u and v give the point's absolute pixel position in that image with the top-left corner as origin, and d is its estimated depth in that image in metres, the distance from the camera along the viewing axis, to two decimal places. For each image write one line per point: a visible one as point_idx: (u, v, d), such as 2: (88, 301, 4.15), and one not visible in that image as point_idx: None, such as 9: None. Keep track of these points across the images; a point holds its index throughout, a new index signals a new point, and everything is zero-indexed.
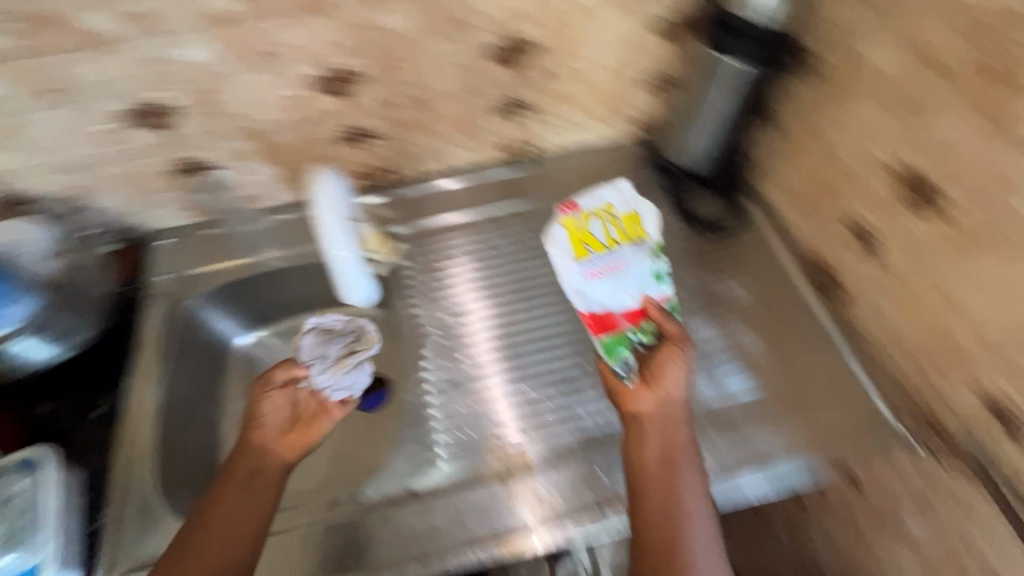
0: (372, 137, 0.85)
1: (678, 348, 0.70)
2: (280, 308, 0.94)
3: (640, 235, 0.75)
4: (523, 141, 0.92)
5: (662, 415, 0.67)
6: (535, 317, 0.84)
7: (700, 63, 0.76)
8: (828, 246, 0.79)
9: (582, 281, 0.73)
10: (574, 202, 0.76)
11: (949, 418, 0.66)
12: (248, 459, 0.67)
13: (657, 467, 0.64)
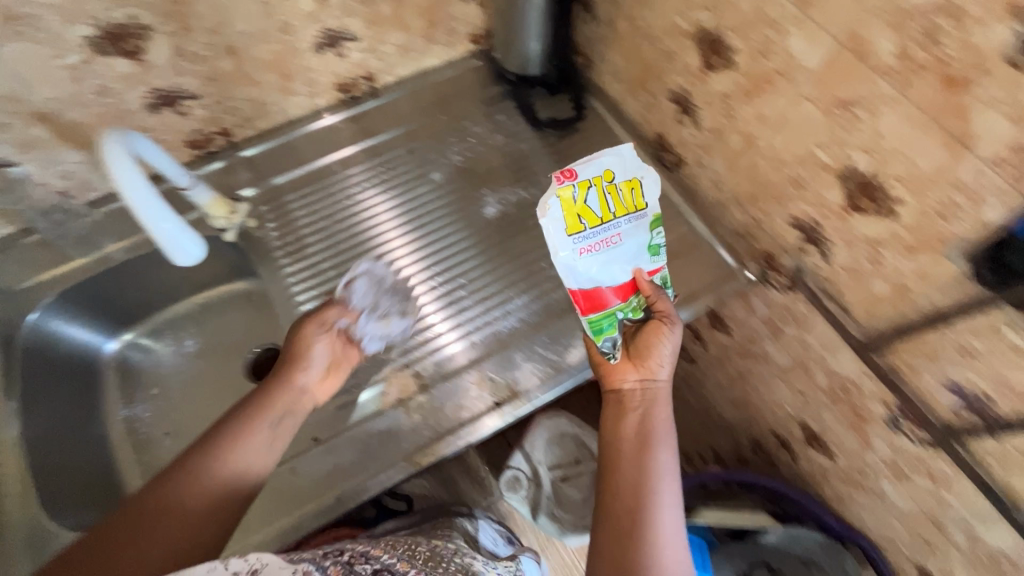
0: (185, 98, 0.78)
1: (664, 327, 0.66)
2: (148, 304, 0.89)
3: (637, 206, 0.66)
4: (355, 75, 0.89)
5: (642, 397, 0.65)
6: (412, 241, 0.82)
7: None
8: (657, 121, 0.83)
9: (572, 257, 0.64)
10: (571, 168, 0.63)
11: (779, 253, 0.73)
12: (285, 396, 0.62)
13: (633, 442, 0.62)
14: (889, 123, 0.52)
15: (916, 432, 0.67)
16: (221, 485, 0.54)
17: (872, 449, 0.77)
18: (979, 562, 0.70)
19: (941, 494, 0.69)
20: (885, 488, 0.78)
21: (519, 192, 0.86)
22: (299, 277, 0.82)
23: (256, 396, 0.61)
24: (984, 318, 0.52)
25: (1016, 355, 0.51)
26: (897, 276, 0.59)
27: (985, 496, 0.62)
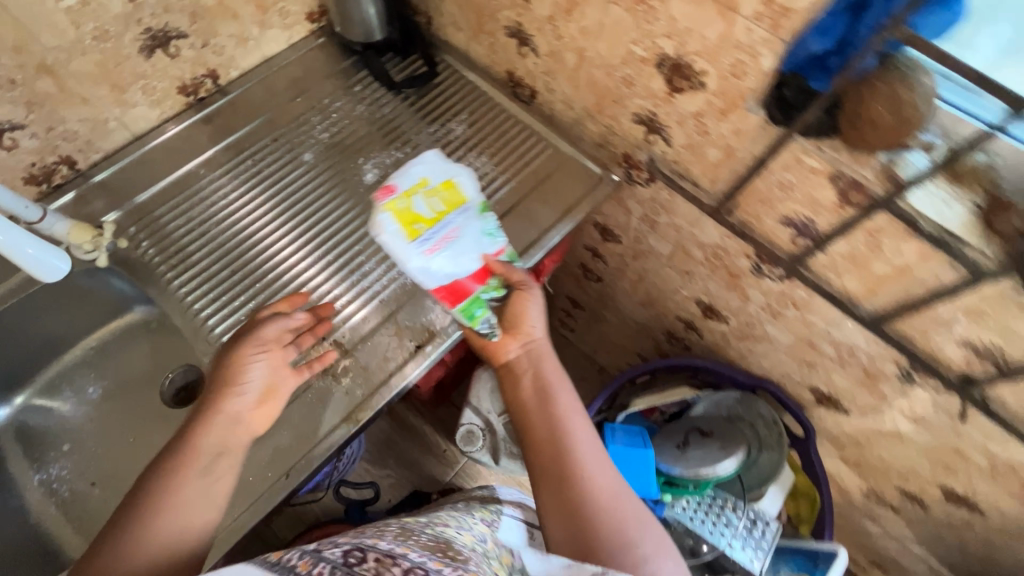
0: (9, 130, 0.72)
1: (524, 291, 0.74)
2: (31, 361, 0.83)
3: (461, 201, 0.71)
4: (196, 75, 0.86)
5: (527, 357, 0.73)
6: (303, 223, 0.83)
7: None
8: (503, 59, 0.89)
9: (423, 260, 0.67)
10: (390, 184, 0.68)
11: (634, 151, 0.82)
12: (216, 430, 0.60)
13: (534, 396, 0.70)
14: (679, 6, 0.60)
15: (773, 270, 0.79)
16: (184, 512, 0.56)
17: (750, 300, 0.89)
18: (845, 364, 0.84)
19: (805, 318, 0.83)
20: (769, 330, 0.92)
21: (393, 153, 0.88)
22: (190, 285, 0.79)
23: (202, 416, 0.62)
24: (788, 152, 0.63)
25: (816, 176, 0.63)
26: (722, 140, 0.69)
27: (832, 304, 0.75)
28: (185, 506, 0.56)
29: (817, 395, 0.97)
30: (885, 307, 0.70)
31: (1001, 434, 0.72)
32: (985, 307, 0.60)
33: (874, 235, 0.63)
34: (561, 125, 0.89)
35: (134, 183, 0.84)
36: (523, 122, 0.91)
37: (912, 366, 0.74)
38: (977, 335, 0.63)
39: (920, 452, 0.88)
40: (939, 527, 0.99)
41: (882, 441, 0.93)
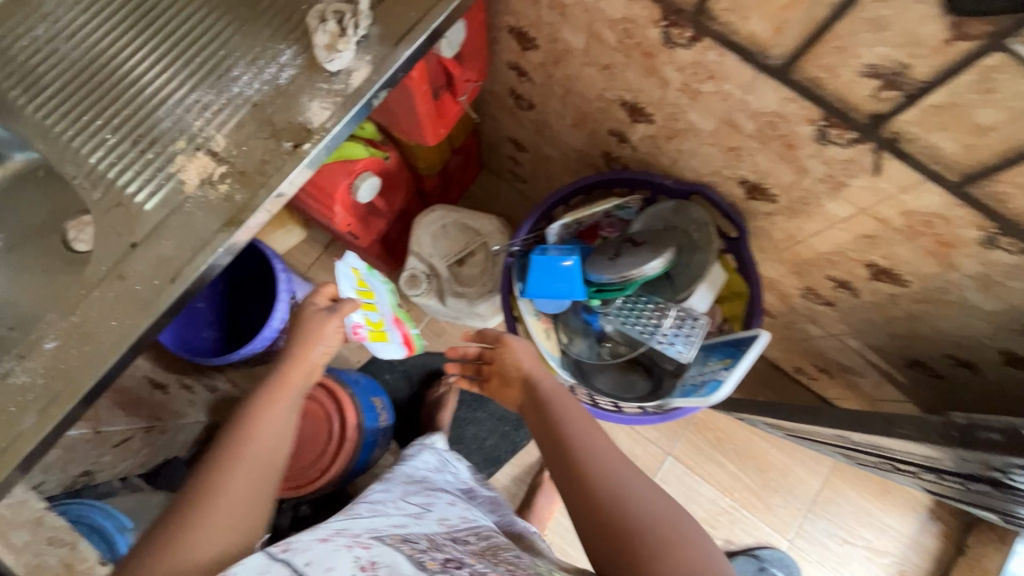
0: None
1: (503, 339, 0.93)
2: None
3: (370, 290, 0.97)
4: None
5: (528, 387, 0.88)
6: (159, 31, 0.74)
7: None
8: None
9: (396, 340, 0.99)
10: (349, 323, 0.88)
11: None
12: (301, 374, 0.80)
13: (540, 417, 0.82)
14: None
15: (683, 33, 0.72)
16: (264, 457, 0.68)
17: (669, 85, 0.83)
18: (767, 141, 0.80)
19: (721, 90, 0.77)
20: (692, 119, 0.86)
21: None
22: (46, 108, 0.72)
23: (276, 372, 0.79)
24: None
25: None
26: None
27: (741, 61, 0.69)
28: (268, 440, 0.70)
29: (746, 188, 0.93)
30: (792, 46, 0.64)
31: (912, 181, 0.69)
32: (885, 13, 0.54)
33: None
34: None
35: None
36: None
37: (825, 119, 0.69)
38: (881, 57, 0.58)
39: (842, 228, 0.87)
40: (868, 309, 1.01)
41: (810, 228, 0.92)
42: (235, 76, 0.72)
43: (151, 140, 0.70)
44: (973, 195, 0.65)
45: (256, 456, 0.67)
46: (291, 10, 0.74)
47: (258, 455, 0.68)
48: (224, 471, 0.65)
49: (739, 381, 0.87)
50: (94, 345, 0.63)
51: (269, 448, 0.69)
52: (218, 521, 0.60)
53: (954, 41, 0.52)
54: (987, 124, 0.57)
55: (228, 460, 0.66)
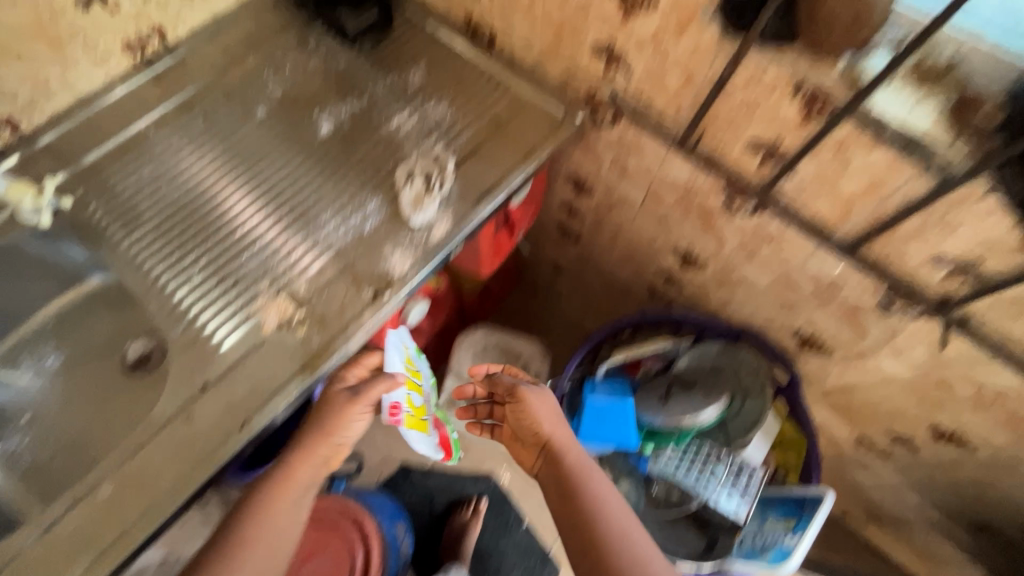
0: None
1: (517, 393, 0.81)
2: None
3: (420, 378, 0.90)
4: (140, 32, 0.83)
5: (548, 460, 0.77)
6: (256, 177, 0.79)
7: None
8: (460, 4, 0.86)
9: (433, 440, 0.87)
10: (390, 401, 0.79)
11: (598, 88, 0.79)
12: (308, 473, 0.72)
13: (565, 503, 0.73)
14: None
15: (745, 204, 0.76)
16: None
17: (725, 243, 0.87)
18: (825, 302, 0.82)
19: (781, 254, 0.80)
20: (746, 274, 0.89)
21: (349, 104, 0.86)
22: (139, 243, 0.76)
23: (284, 464, 0.72)
24: (749, 65, 0.61)
25: (776, 92, 0.61)
26: (681, 64, 0.66)
27: (804, 235, 0.73)
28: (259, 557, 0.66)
29: (799, 339, 0.94)
30: (858, 230, 0.67)
31: (982, 358, 0.70)
32: (957, 218, 0.58)
33: (841, 151, 0.61)
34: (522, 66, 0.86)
35: (80, 146, 0.81)
36: (479, 67, 0.88)
37: (891, 294, 0.71)
38: (952, 251, 0.61)
39: (903, 388, 0.86)
40: (929, 466, 0.97)
41: (867, 383, 0.91)
42: (322, 223, 0.76)
43: (235, 280, 0.72)
44: None
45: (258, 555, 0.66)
46: (379, 167, 0.80)
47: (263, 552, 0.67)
48: (232, 567, 0.65)
49: (808, 549, 0.84)
50: (149, 500, 0.61)
51: (270, 550, 0.67)
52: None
53: None
54: None
55: (227, 562, 0.65)
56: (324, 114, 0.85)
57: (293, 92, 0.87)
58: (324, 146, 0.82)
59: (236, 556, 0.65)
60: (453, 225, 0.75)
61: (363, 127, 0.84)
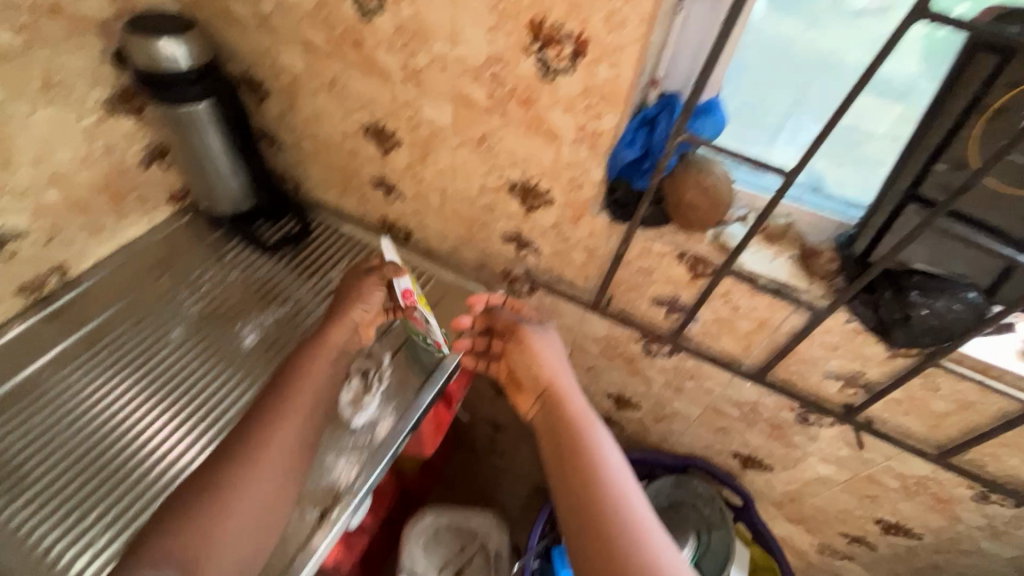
0: None
1: (521, 335, 0.71)
2: None
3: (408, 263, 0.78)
4: (39, 271, 0.81)
5: (546, 405, 0.66)
6: (177, 402, 0.75)
7: (169, 120, 0.79)
8: (374, 209, 0.94)
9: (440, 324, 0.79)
10: (404, 287, 0.70)
11: (511, 267, 0.87)
12: (342, 334, 0.67)
13: (562, 463, 0.60)
14: (512, 142, 0.70)
15: (662, 348, 0.84)
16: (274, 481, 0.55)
17: (652, 381, 0.93)
18: (752, 422, 0.88)
19: (703, 386, 0.87)
20: (678, 407, 0.95)
21: (273, 312, 0.87)
22: (24, 510, 0.65)
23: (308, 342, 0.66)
24: (638, 242, 0.72)
25: (666, 258, 0.72)
26: (582, 244, 0.76)
27: (718, 368, 0.81)
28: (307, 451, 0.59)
29: (740, 459, 0.99)
30: (761, 358, 0.77)
31: (897, 453, 0.78)
32: (834, 340, 0.69)
33: (728, 297, 0.72)
34: (437, 256, 0.94)
35: None
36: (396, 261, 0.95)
37: (804, 408, 0.79)
38: (841, 367, 0.71)
39: (842, 489, 0.91)
40: (890, 562, 1.00)
41: (811, 490, 0.95)
42: None
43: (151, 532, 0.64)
44: (954, 461, 0.74)
45: (273, 466, 0.55)
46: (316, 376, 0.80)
47: (292, 444, 0.57)
48: (226, 487, 0.53)
49: None
50: None
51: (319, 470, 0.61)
52: (206, 575, 0.49)
53: (896, 357, 0.66)
54: (942, 409, 0.70)
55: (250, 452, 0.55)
56: (250, 326, 0.85)
57: (212, 305, 0.87)
58: (249, 358, 0.81)
59: (281, 423, 0.58)
60: (396, 419, 0.75)
61: (292, 332, 0.84)
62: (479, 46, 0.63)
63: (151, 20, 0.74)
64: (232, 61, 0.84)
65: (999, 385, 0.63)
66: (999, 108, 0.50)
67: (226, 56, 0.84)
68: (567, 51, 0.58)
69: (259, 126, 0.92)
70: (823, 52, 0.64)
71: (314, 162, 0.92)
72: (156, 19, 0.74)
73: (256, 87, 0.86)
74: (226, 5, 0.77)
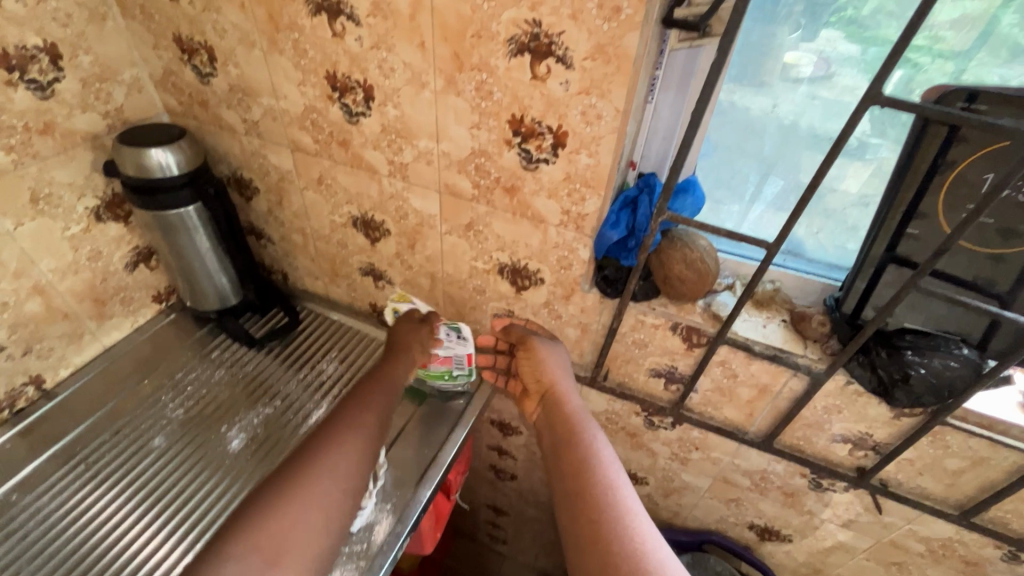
0: None
1: (526, 344, 0.75)
2: None
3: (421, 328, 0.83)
4: (14, 382, 0.78)
5: (550, 405, 0.71)
6: (156, 518, 0.69)
7: (157, 224, 0.79)
8: (364, 295, 0.94)
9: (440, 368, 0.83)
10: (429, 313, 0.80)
11: None
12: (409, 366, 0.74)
13: (559, 457, 0.64)
14: (499, 227, 0.71)
15: (664, 419, 0.83)
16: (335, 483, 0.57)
17: (658, 454, 0.90)
18: (765, 490, 0.85)
19: (710, 456, 0.84)
20: (686, 479, 0.91)
21: (261, 410, 0.83)
22: None
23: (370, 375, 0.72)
24: (630, 316, 0.72)
25: (660, 330, 0.72)
26: (574, 320, 0.76)
27: (724, 437, 0.79)
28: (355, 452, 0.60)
29: (757, 531, 0.94)
30: (766, 424, 0.75)
31: (917, 515, 0.75)
32: (836, 402, 0.68)
33: (725, 365, 0.71)
34: None
35: None
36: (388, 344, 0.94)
37: (815, 472, 0.77)
38: (847, 429, 0.70)
39: (867, 558, 0.87)
40: None
41: (835, 561, 0.90)
42: None
43: None
44: (978, 521, 0.72)
45: (323, 477, 0.56)
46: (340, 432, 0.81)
47: (347, 453, 0.59)
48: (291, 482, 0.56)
49: None
50: None
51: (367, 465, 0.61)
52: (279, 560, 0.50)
53: (899, 416, 0.66)
54: (955, 467, 0.68)
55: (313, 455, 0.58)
56: (238, 427, 0.81)
57: (196, 406, 0.83)
58: (234, 463, 0.76)
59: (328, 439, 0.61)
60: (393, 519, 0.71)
61: (284, 431, 0.81)
62: (463, 141, 0.65)
63: (144, 131, 0.77)
64: (221, 163, 0.86)
65: (1007, 439, 0.63)
66: (959, 173, 0.54)
67: (216, 158, 0.87)
68: (547, 143, 0.61)
69: (247, 221, 0.93)
70: (781, 123, 0.68)
71: (303, 253, 0.93)
72: (149, 129, 0.77)
73: (246, 187, 0.88)
74: (216, 113, 0.80)
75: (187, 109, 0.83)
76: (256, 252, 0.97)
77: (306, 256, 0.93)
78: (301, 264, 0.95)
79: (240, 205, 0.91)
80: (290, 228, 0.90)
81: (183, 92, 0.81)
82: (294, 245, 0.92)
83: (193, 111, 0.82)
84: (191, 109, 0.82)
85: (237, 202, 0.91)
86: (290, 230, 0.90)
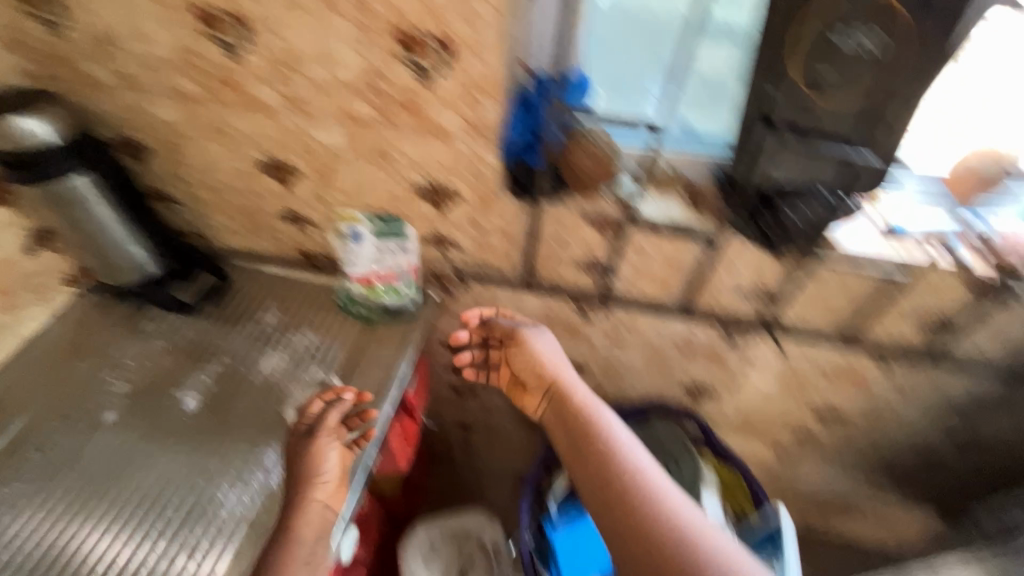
0: None
1: (519, 338, 0.85)
2: None
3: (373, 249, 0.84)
4: None
5: (555, 397, 0.81)
6: (128, 485, 0.72)
7: (45, 201, 0.74)
8: (289, 242, 0.93)
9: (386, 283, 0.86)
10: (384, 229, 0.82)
11: (438, 267, 0.90)
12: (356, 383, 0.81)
13: (580, 446, 0.76)
14: (407, 147, 0.72)
15: (594, 308, 0.90)
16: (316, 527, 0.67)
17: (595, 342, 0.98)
18: (689, 354, 0.96)
19: (639, 334, 0.94)
20: (624, 359, 1.01)
21: (210, 368, 0.84)
22: None
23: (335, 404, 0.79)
24: (547, 215, 0.77)
25: (575, 224, 0.77)
26: (496, 229, 0.80)
27: (647, 312, 0.88)
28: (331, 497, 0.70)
29: (690, 391, 1.06)
30: (680, 293, 0.84)
31: (811, 346, 0.88)
32: (733, 260, 0.77)
33: (637, 245, 0.78)
34: None
35: None
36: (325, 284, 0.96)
37: (727, 327, 0.88)
38: (745, 283, 0.80)
39: (779, 394, 1.01)
40: (838, 450, 1.10)
41: (755, 402, 1.05)
42: (221, 499, 0.71)
43: None
44: (856, 340, 0.85)
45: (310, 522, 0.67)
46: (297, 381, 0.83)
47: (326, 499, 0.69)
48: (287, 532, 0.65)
49: (797, 568, 0.88)
50: None
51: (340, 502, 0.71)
52: None
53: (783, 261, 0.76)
54: (834, 298, 0.80)
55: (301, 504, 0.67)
56: (190, 387, 0.82)
57: (140, 377, 0.83)
58: (194, 420, 0.78)
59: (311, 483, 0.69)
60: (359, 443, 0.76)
61: (238, 383, 0.83)
62: (352, 62, 0.65)
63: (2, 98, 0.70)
64: (101, 125, 0.81)
65: (867, 265, 0.75)
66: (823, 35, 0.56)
67: (93, 120, 0.81)
68: (435, 52, 0.62)
69: (146, 185, 0.89)
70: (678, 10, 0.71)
71: (215, 209, 0.90)
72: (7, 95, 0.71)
73: (136, 147, 0.83)
74: (80, 69, 0.74)
75: (45, 69, 0.76)
76: (165, 216, 0.93)
77: (219, 211, 0.90)
78: (216, 222, 0.93)
79: (134, 168, 0.86)
80: (195, 185, 0.87)
81: (35, 50, 0.73)
82: (204, 201, 0.89)
83: (53, 70, 0.75)
84: (49, 67, 0.75)
85: (130, 165, 0.86)
86: (196, 187, 0.87)
